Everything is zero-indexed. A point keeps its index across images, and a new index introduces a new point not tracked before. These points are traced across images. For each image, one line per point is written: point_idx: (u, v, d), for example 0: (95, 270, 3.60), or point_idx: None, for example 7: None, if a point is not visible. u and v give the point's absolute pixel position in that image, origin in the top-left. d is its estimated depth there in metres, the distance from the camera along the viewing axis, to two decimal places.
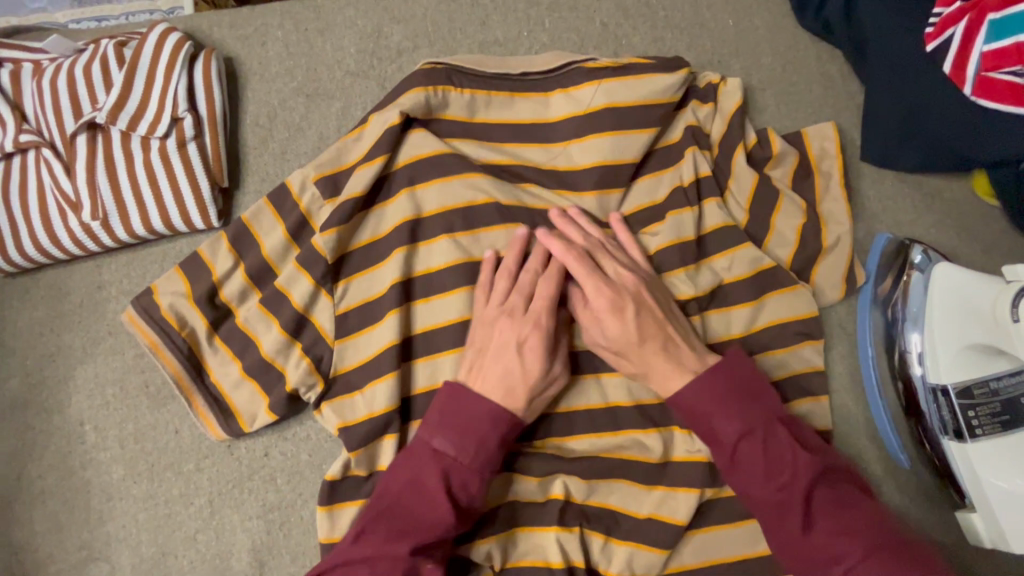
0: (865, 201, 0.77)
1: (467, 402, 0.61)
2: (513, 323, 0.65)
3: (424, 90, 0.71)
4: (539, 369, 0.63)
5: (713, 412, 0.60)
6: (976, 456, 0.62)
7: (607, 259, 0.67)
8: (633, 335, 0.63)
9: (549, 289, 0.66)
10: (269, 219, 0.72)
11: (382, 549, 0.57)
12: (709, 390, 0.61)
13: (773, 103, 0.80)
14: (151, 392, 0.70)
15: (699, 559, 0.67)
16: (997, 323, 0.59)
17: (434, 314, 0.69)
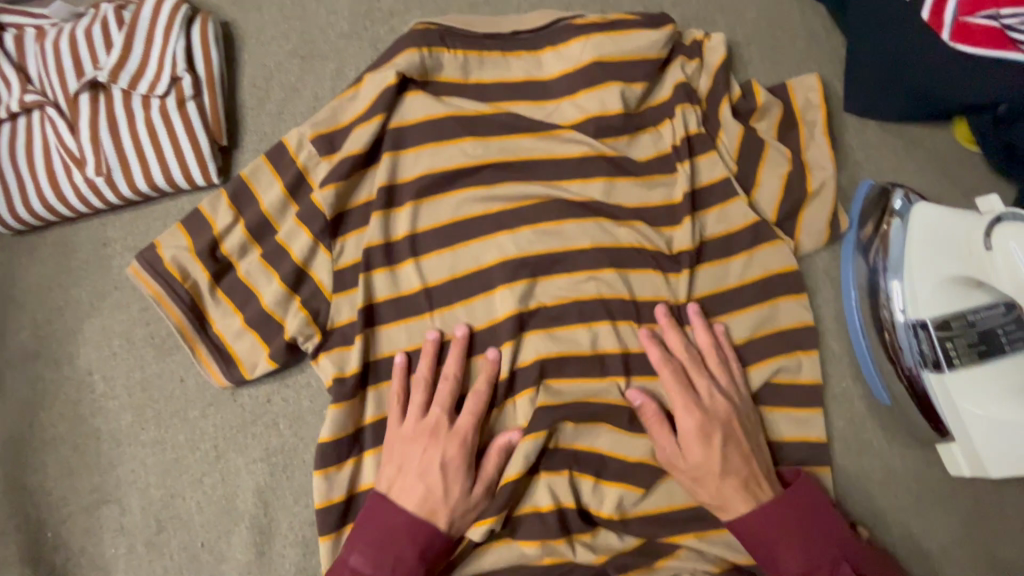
0: (849, 150, 0.79)
1: (386, 519, 0.63)
2: (435, 438, 0.66)
3: (418, 50, 0.72)
4: (457, 489, 0.65)
5: (782, 542, 0.63)
6: (954, 388, 0.65)
7: (704, 377, 0.68)
8: (716, 466, 0.64)
9: (474, 407, 0.67)
10: (267, 175, 0.73)
11: None
12: (778, 518, 0.63)
13: (757, 57, 0.82)
14: (156, 343, 0.73)
15: (687, 501, 0.68)
16: (971, 254, 0.62)
17: (444, 268, 0.72)
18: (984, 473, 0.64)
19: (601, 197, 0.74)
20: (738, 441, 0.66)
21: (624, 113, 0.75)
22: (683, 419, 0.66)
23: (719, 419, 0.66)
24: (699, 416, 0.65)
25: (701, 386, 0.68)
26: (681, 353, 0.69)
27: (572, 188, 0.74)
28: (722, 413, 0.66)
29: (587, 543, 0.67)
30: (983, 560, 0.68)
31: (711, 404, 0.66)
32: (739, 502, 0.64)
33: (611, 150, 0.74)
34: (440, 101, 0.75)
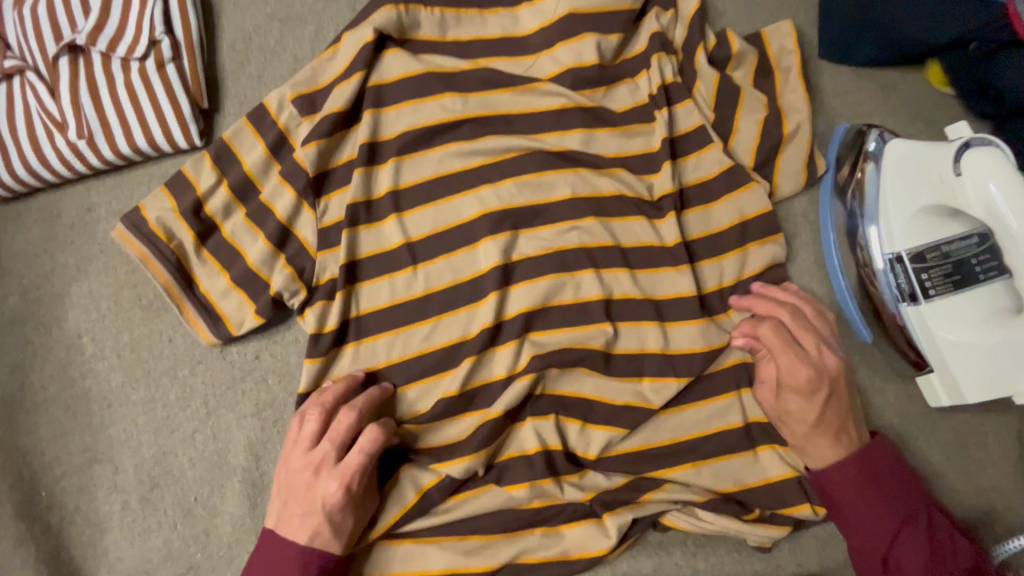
0: (824, 96, 0.80)
1: (275, 558, 0.61)
2: (318, 479, 0.61)
3: (394, 5, 0.73)
4: (345, 521, 0.62)
5: (863, 497, 0.63)
6: (931, 317, 0.66)
7: (809, 336, 0.66)
8: (813, 417, 0.64)
9: (369, 444, 0.62)
10: (249, 137, 0.73)
11: None
12: (866, 476, 0.63)
13: (732, 9, 0.82)
14: (144, 305, 0.73)
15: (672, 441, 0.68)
16: (942, 181, 0.64)
17: (429, 222, 0.72)
18: (962, 400, 0.65)
19: (580, 147, 0.74)
20: (840, 399, 0.65)
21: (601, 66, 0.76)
22: (792, 375, 0.64)
23: (829, 377, 0.64)
24: (804, 371, 0.63)
25: (810, 341, 0.66)
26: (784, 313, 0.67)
27: (551, 139, 0.74)
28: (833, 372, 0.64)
29: (578, 481, 0.68)
30: (968, 490, 0.69)
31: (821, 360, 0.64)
32: (831, 449, 0.64)
33: (588, 101, 0.75)
34: (419, 58, 0.75)
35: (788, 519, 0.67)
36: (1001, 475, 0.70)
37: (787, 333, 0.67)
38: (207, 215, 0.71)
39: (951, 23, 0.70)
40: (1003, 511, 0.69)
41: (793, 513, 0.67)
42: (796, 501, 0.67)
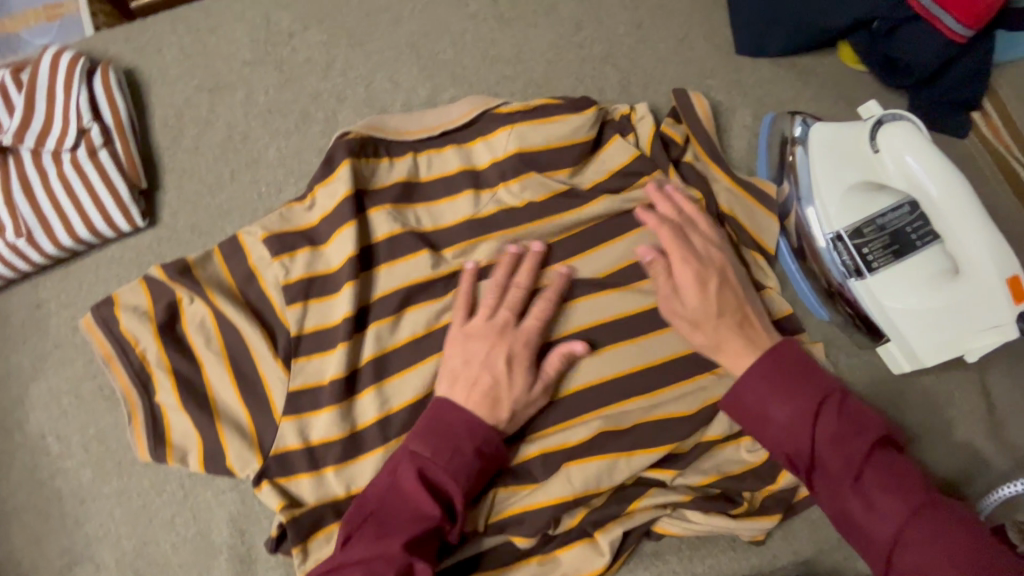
0: (747, 88, 0.82)
1: (445, 418, 0.63)
2: (503, 337, 0.67)
3: (349, 163, 0.72)
4: (519, 385, 0.65)
5: (782, 378, 0.60)
6: (878, 289, 0.67)
7: (699, 235, 0.69)
8: (713, 307, 0.65)
9: (545, 311, 0.68)
10: (216, 266, 0.74)
11: (374, 547, 0.58)
12: (770, 358, 0.62)
13: (647, 18, 0.84)
14: (106, 395, 0.72)
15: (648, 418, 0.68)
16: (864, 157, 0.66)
17: (419, 325, 0.73)
18: (922, 364, 0.66)
19: (517, 173, 0.76)
20: (731, 285, 0.67)
21: (565, 176, 0.76)
22: (679, 269, 0.66)
23: (713, 267, 0.67)
24: (695, 263, 0.66)
25: (697, 238, 0.69)
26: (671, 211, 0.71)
27: (489, 173, 0.77)
28: (716, 257, 0.68)
29: (564, 476, 0.66)
30: (945, 447, 0.71)
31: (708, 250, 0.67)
32: (732, 337, 0.64)
33: (518, 141, 0.75)
34: (400, 214, 0.75)
35: (774, 502, 0.67)
36: (974, 430, 0.71)
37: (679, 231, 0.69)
38: (180, 326, 0.73)
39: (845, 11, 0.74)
40: (982, 463, 0.70)
41: (776, 492, 0.67)
42: (772, 477, 0.68)
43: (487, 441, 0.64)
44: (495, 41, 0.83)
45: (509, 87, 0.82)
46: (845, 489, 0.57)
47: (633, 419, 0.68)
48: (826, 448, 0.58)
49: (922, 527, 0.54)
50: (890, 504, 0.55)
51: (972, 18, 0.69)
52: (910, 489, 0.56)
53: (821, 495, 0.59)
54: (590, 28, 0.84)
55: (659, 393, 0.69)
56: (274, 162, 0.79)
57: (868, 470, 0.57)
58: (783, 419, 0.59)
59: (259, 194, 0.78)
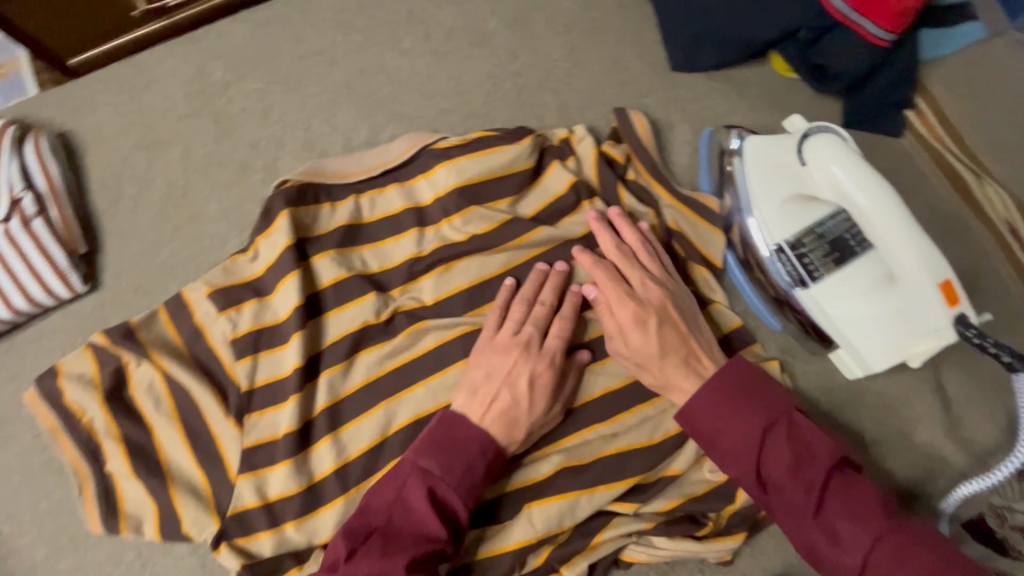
0: (685, 104, 0.82)
1: (459, 436, 0.63)
2: (529, 358, 0.66)
3: (287, 214, 0.72)
4: (541, 406, 0.65)
5: (728, 409, 0.61)
6: (823, 298, 0.66)
7: (637, 269, 0.69)
8: (654, 348, 0.64)
9: (563, 332, 0.68)
10: (161, 326, 0.73)
11: (380, 566, 0.57)
12: (717, 388, 0.62)
13: (580, 42, 0.84)
14: (56, 468, 0.71)
15: (608, 448, 0.68)
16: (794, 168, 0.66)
17: (372, 368, 0.72)
18: (874, 368, 0.66)
19: (460, 208, 0.75)
20: (673, 322, 0.66)
21: (508, 206, 0.76)
22: (619, 312, 0.66)
23: (653, 306, 0.66)
24: (632, 304, 0.65)
25: (635, 273, 0.68)
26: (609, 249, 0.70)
27: (433, 211, 0.77)
28: (654, 295, 0.67)
29: (527, 518, 0.66)
30: (905, 448, 0.71)
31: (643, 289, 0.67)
32: (675, 375, 0.64)
33: (458, 176, 0.75)
34: (345, 258, 0.74)
35: (740, 518, 0.67)
36: (931, 430, 0.71)
37: (617, 272, 0.69)
38: (128, 391, 0.71)
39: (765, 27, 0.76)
40: (942, 461, 0.71)
41: (740, 508, 0.67)
42: (737, 496, 0.67)
43: (498, 457, 0.64)
44: (431, 75, 0.83)
45: (447, 121, 0.82)
46: (806, 518, 0.57)
47: (593, 450, 0.68)
48: (780, 476, 0.59)
49: (880, 553, 0.54)
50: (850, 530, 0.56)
51: (891, 21, 0.70)
52: (864, 511, 0.56)
53: (785, 527, 0.59)
54: (525, 56, 0.84)
55: (616, 421, 0.69)
56: (216, 215, 0.78)
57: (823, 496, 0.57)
58: (734, 448, 0.60)
59: (203, 248, 0.77)
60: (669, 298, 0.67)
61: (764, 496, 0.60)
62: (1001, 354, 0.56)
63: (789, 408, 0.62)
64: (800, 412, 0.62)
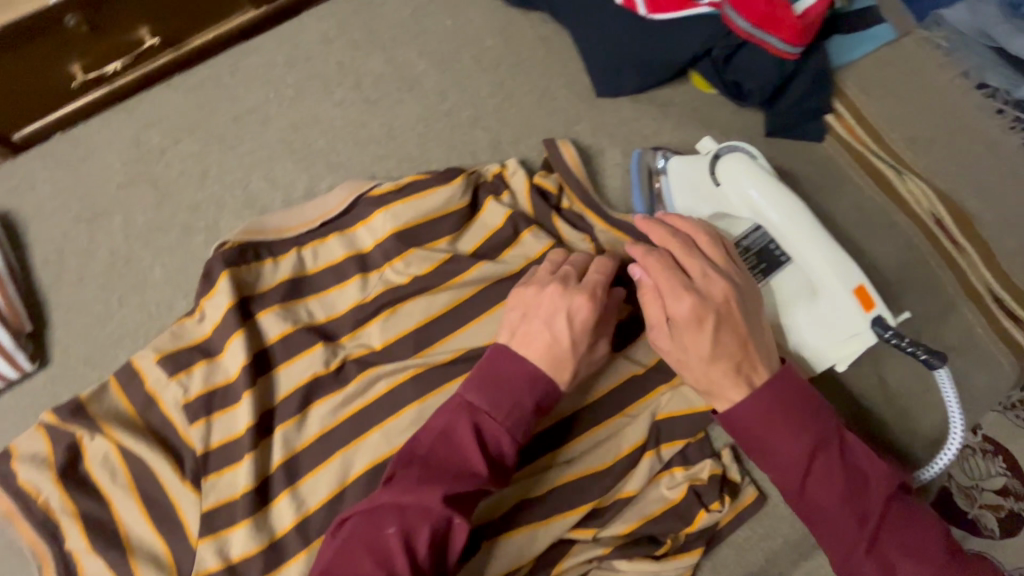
0: (613, 128, 0.85)
1: (500, 371, 0.62)
2: (564, 293, 0.66)
3: (228, 274, 0.73)
4: (584, 342, 0.65)
5: (782, 431, 0.59)
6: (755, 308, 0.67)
7: (698, 259, 0.63)
8: (705, 351, 0.60)
9: (607, 268, 0.69)
10: (113, 397, 0.74)
11: (417, 495, 0.56)
12: (767, 406, 0.59)
13: (507, 78, 0.87)
14: (16, 550, 0.71)
15: (564, 477, 0.69)
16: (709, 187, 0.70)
17: (326, 418, 0.73)
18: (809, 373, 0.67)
19: (400, 251, 0.77)
20: (734, 324, 0.60)
21: (448, 244, 0.78)
22: (676, 308, 0.60)
23: (715, 305, 0.60)
24: (692, 299, 0.60)
25: (697, 265, 0.63)
26: (670, 243, 0.64)
27: (375, 256, 0.78)
28: (717, 295, 0.61)
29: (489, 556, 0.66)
30: None
31: (707, 287, 0.61)
32: (725, 380, 0.61)
33: (395, 221, 0.77)
34: (290, 312, 0.75)
35: (697, 535, 0.68)
36: (876, 424, 0.73)
37: (673, 263, 0.63)
38: (83, 466, 0.71)
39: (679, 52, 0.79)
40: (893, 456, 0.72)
41: (699, 527, 0.68)
42: (694, 514, 0.69)
43: (545, 395, 0.63)
44: (364, 123, 0.85)
45: (383, 166, 0.84)
46: (854, 545, 0.58)
47: (548, 480, 0.69)
48: (833, 500, 0.58)
49: None
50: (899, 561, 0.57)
51: (797, 39, 0.74)
52: (912, 538, 0.57)
53: (828, 548, 0.59)
54: (454, 96, 0.86)
55: (569, 448, 0.71)
56: (162, 281, 0.79)
57: (876, 524, 0.58)
58: (789, 466, 0.59)
59: (150, 314, 0.78)
60: (733, 300, 0.61)
61: (812, 515, 0.59)
62: (917, 351, 0.61)
63: (838, 427, 0.61)
64: (847, 431, 0.61)
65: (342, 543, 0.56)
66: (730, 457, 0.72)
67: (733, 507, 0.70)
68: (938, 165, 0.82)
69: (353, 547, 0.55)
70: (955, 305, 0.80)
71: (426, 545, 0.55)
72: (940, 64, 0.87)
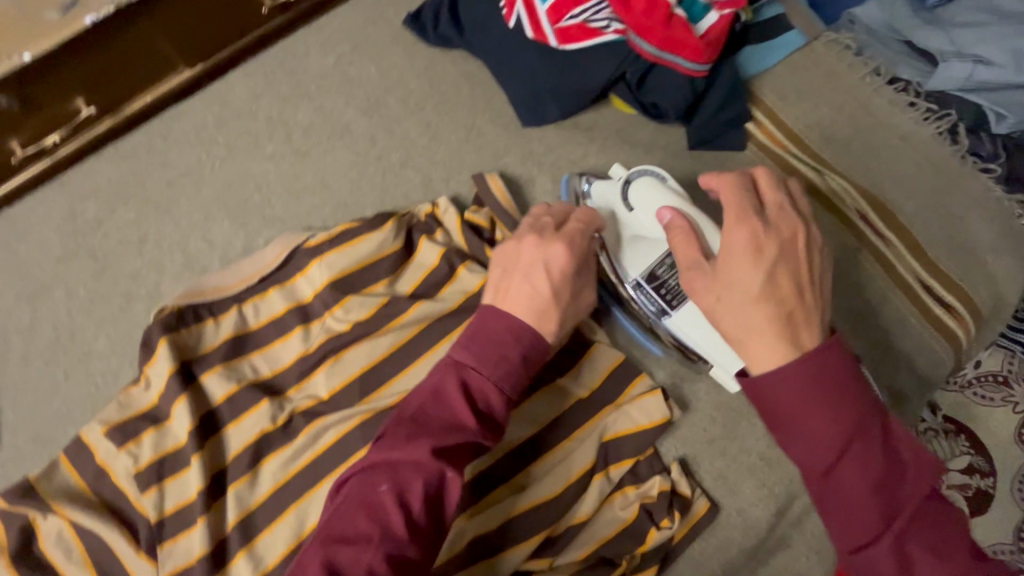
0: (541, 157, 0.86)
1: (488, 326, 0.63)
2: (541, 244, 0.68)
3: (167, 341, 0.74)
4: (565, 291, 0.67)
5: (822, 407, 0.52)
6: (685, 324, 0.71)
7: (773, 193, 0.64)
8: (754, 284, 0.57)
9: (588, 216, 0.72)
10: (63, 473, 0.74)
11: (406, 450, 0.56)
12: (807, 378, 0.53)
13: (434, 117, 0.89)
14: None
15: (517, 508, 0.70)
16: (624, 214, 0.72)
17: (277, 473, 0.73)
18: None
19: (339, 299, 0.78)
20: (792, 262, 0.59)
21: (386, 288, 0.79)
22: (733, 236, 0.60)
23: (774, 240, 0.59)
24: (752, 230, 0.59)
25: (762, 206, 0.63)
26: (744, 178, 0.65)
27: (316, 306, 0.79)
28: (784, 231, 0.60)
29: None
30: None
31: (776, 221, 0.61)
32: (767, 325, 0.55)
33: (331, 271, 0.78)
34: (234, 371, 0.76)
35: (651, 554, 0.69)
36: None
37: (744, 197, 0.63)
38: (36, 546, 0.71)
39: (593, 80, 0.81)
40: None
41: (651, 546, 0.69)
42: (646, 534, 0.70)
43: (532, 348, 0.64)
44: (297, 174, 0.87)
45: (320, 215, 0.85)
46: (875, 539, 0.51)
47: (501, 514, 0.69)
48: (865, 488, 0.51)
49: None
50: (925, 565, 0.51)
51: (701, 56, 0.76)
52: (943, 544, 0.51)
53: (840, 540, 0.53)
54: (383, 139, 0.88)
55: (521, 478, 0.72)
56: (107, 351, 0.80)
57: (906, 521, 0.51)
58: (819, 442, 0.52)
59: (97, 386, 0.78)
60: (796, 240, 0.60)
61: (830, 501, 0.53)
62: None
63: (883, 413, 0.54)
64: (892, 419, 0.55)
65: (340, 504, 0.55)
66: (679, 471, 0.73)
67: (684, 521, 0.71)
68: (858, 161, 0.85)
69: (349, 505, 0.54)
70: (889, 296, 0.81)
71: (420, 498, 0.55)
72: (851, 64, 0.90)
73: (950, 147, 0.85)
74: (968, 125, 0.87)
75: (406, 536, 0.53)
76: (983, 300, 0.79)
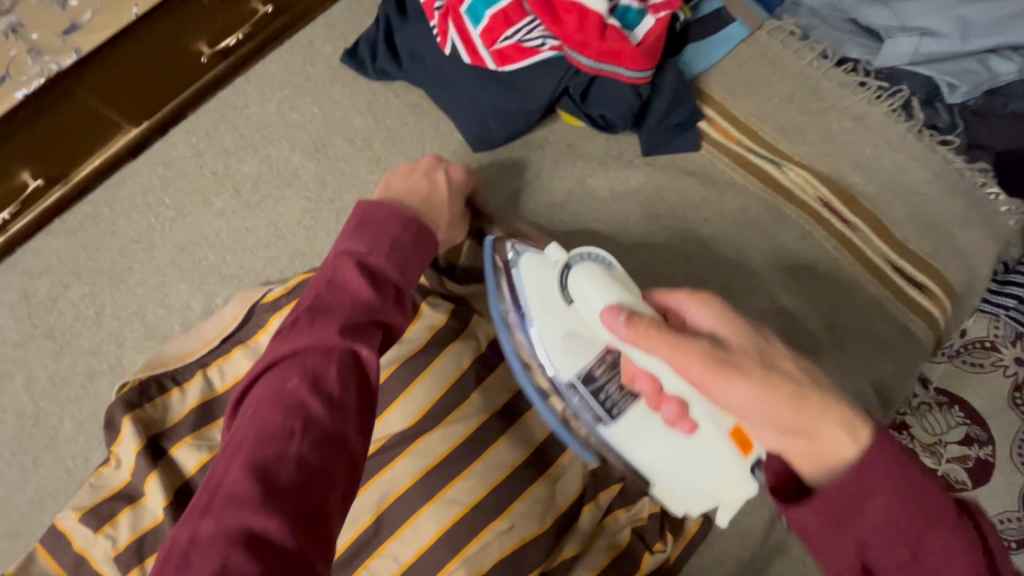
0: (495, 180, 0.85)
1: (375, 216, 0.61)
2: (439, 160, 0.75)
3: (132, 417, 0.73)
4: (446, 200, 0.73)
5: (904, 517, 0.43)
6: (623, 435, 0.65)
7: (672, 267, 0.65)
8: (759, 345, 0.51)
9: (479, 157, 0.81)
10: (41, 565, 0.71)
11: (312, 338, 0.50)
12: (878, 484, 0.44)
13: (383, 153, 0.87)
14: None
15: (510, 544, 0.66)
16: (561, 310, 0.64)
17: None
18: (690, 507, 0.64)
19: None
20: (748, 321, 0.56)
21: None
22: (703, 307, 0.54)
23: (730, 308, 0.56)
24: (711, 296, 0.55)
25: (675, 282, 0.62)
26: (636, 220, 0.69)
27: None
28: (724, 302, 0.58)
29: None
30: None
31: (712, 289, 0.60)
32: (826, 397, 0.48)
33: None
34: (205, 439, 0.74)
35: None
36: None
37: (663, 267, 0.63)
38: None
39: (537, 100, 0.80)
40: None
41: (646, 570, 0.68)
42: (642, 557, 0.68)
43: (420, 237, 0.62)
44: (249, 228, 0.85)
45: (276, 267, 0.84)
46: None
47: (495, 552, 0.65)
48: None
49: None
50: None
51: (642, 62, 0.76)
52: None
53: None
54: (334, 182, 0.86)
55: (514, 509, 0.67)
56: (75, 433, 0.78)
57: None
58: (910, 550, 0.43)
59: (69, 469, 0.77)
60: None
61: None
62: None
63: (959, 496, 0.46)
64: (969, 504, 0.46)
65: (250, 410, 0.47)
66: None
67: (678, 541, 0.70)
68: (814, 148, 0.83)
69: (259, 405, 0.47)
70: (860, 282, 0.79)
71: (336, 379, 0.48)
72: (799, 49, 0.88)
73: (905, 123, 0.84)
74: (922, 98, 0.86)
75: (325, 418, 0.46)
76: (954, 274, 0.79)
